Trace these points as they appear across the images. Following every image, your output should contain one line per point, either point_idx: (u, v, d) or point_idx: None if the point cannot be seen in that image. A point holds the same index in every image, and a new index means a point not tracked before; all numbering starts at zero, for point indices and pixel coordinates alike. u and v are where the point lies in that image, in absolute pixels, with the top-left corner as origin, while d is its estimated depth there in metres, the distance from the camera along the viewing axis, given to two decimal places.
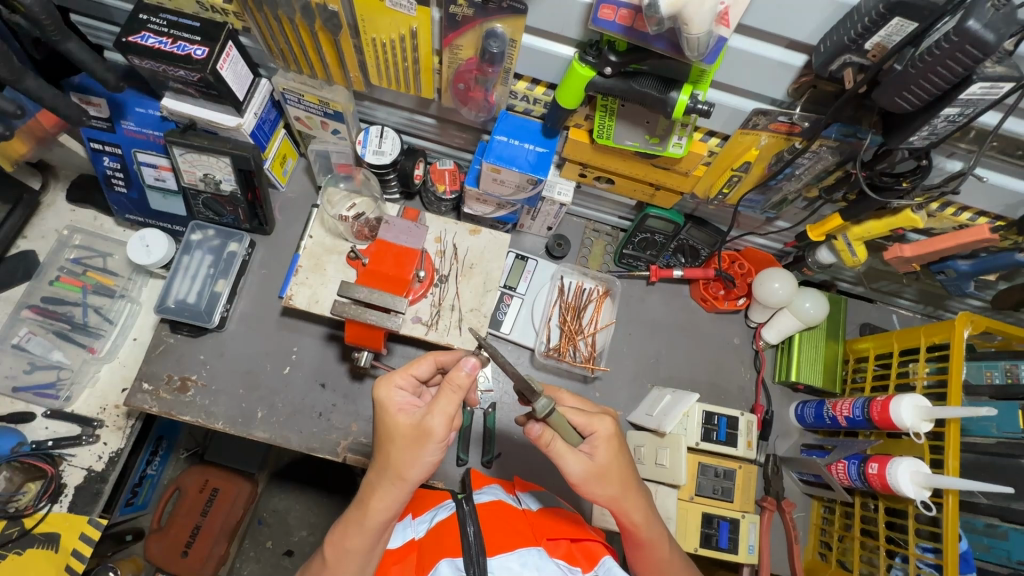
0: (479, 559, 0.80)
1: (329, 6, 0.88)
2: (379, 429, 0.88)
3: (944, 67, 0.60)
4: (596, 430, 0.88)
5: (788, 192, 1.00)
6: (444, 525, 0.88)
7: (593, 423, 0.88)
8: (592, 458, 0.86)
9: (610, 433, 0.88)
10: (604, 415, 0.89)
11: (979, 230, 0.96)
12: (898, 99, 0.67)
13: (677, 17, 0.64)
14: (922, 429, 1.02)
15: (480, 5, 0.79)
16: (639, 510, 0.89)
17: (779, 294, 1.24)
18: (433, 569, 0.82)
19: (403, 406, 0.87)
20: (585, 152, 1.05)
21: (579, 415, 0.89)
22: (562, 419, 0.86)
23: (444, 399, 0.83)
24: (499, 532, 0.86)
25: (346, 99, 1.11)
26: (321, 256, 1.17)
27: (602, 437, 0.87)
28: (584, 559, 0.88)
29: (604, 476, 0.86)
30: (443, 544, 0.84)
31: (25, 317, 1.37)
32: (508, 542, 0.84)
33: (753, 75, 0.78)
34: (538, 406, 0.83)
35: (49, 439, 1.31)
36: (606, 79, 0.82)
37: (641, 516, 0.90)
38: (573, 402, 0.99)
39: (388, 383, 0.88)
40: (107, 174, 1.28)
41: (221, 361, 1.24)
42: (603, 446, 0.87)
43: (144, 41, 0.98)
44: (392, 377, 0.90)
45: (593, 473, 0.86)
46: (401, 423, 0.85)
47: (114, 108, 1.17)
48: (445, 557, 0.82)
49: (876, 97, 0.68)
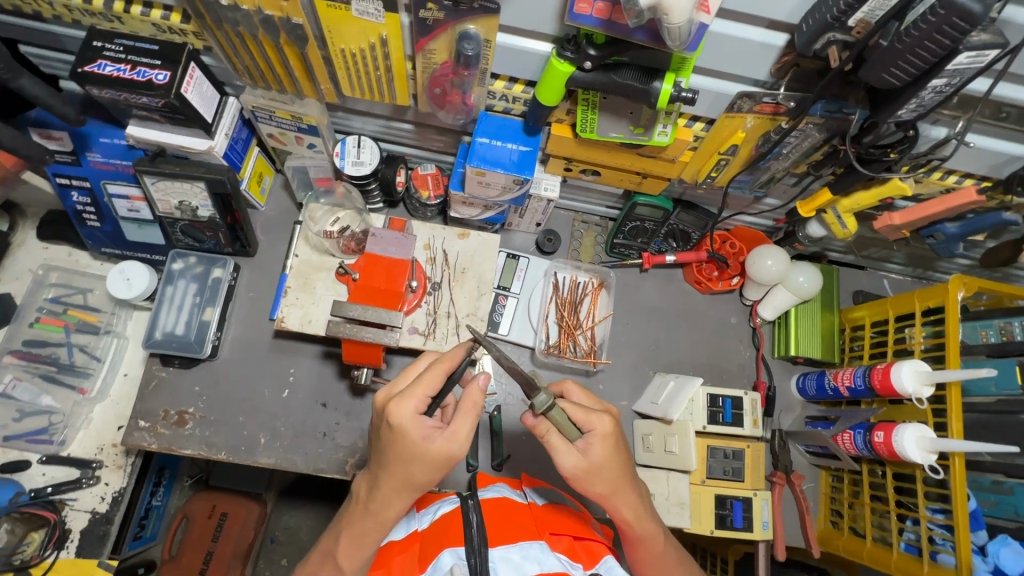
0: (482, 551, 0.82)
1: (293, 19, 0.84)
2: (393, 450, 0.82)
3: (932, 41, 0.59)
4: (594, 427, 0.85)
5: (776, 171, 0.99)
6: (447, 519, 0.88)
7: (591, 420, 0.85)
8: (586, 455, 0.83)
9: (607, 431, 0.85)
10: (604, 413, 0.86)
11: (966, 192, 0.96)
12: (886, 76, 0.66)
13: (657, 8, 0.63)
14: (923, 394, 1.03)
15: (451, 7, 0.77)
16: (631, 507, 0.88)
17: (772, 271, 1.25)
18: (435, 560, 0.83)
19: (424, 430, 0.81)
20: (568, 147, 1.03)
21: (579, 411, 0.86)
22: (563, 416, 0.85)
23: (464, 421, 0.82)
24: (502, 526, 0.87)
25: (319, 112, 1.07)
26: (309, 274, 1.16)
27: (599, 434, 0.84)
28: (585, 556, 0.88)
29: (596, 472, 0.84)
30: (445, 536, 0.85)
31: (8, 363, 1.33)
32: (510, 536, 0.85)
33: (735, 58, 0.77)
34: (536, 401, 0.85)
35: (49, 485, 1.29)
36: (586, 74, 0.79)
37: (633, 512, 0.88)
38: (578, 396, 0.96)
39: (408, 403, 0.81)
40: (78, 209, 1.24)
41: (217, 390, 1.22)
42: (599, 443, 0.84)
43: (101, 69, 0.94)
44: (410, 396, 0.82)
45: (586, 469, 0.83)
46: (425, 451, 0.80)
47: (77, 141, 1.13)
48: (447, 548, 0.83)
49: (864, 75, 0.66)
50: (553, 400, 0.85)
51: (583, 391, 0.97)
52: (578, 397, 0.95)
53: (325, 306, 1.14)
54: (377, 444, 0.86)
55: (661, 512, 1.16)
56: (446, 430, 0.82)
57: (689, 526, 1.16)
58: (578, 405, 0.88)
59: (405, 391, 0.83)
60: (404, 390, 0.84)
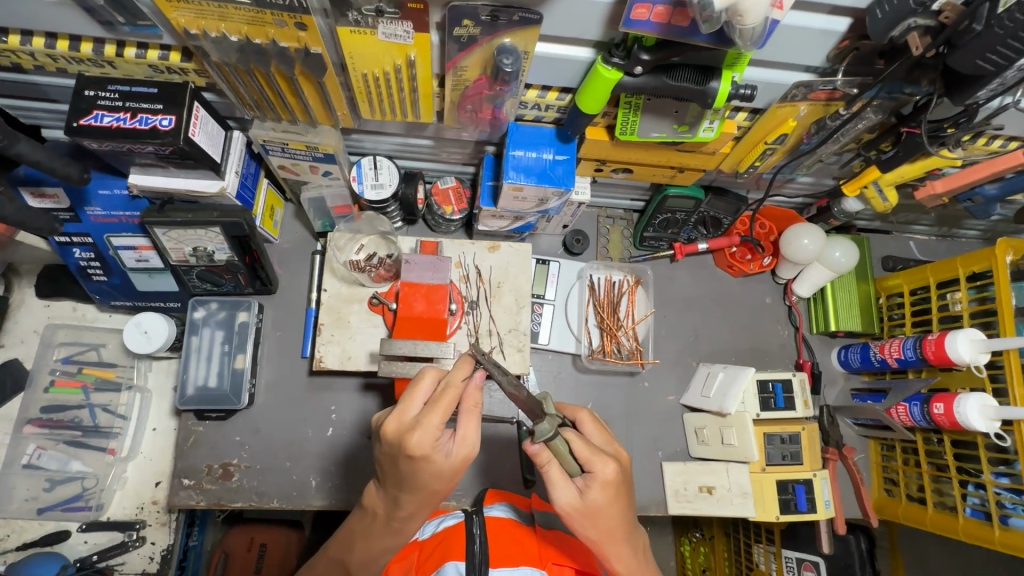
0: (482, 568, 0.81)
1: (311, 48, 0.78)
2: (412, 474, 0.78)
3: None
4: (595, 470, 0.78)
5: (823, 155, 0.97)
6: (451, 532, 0.90)
7: (593, 462, 0.78)
8: (582, 496, 0.78)
9: (609, 477, 0.78)
10: (609, 457, 0.78)
11: (1013, 156, 0.93)
12: (979, 61, 0.64)
13: (732, 10, 0.58)
14: (981, 361, 1.04)
15: (488, 22, 0.70)
16: (624, 559, 0.83)
17: (809, 249, 1.22)
18: (439, 569, 0.84)
19: (442, 447, 0.77)
20: (603, 149, 0.98)
21: (584, 447, 0.78)
22: (566, 447, 0.79)
23: (471, 423, 0.79)
24: (505, 547, 0.86)
25: (336, 139, 1.00)
26: (341, 308, 1.10)
27: (599, 479, 0.78)
28: None
29: (592, 515, 0.79)
30: (449, 548, 0.86)
31: (29, 432, 1.26)
32: (513, 558, 0.84)
33: (794, 48, 0.72)
34: (539, 428, 0.78)
35: (94, 553, 1.24)
36: (635, 78, 0.74)
37: (625, 564, 0.83)
38: (590, 427, 0.87)
39: (430, 432, 0.75)
40: (82, 266, 1.16)
41: (259, 438, 1.17)
42: (598, 487, 0.77)
43: (99, 121, 0.86)
44: (429, 424, 0.75)
45: (581, 510, 0.78)
46: (447, 466, 0.78)
47: (74, 196, 1.03)
48: (450, 560, 0.84)
49: (954, 63, 0.65)
50: (557, 428, 0.78)
51: (597, 424, 0.88)
52: (590, 429, 0.86)
53: (362, 340, 1.10)
54: (391, 469, 0.81)
55: (725, 503, 1.18)
56: (455, 434, 0.79)
57: (754, 514, 1.18)
58: (585, 439, 0.80)
59: (422, 418, 0.75)
60: (420, 415, 0.77)
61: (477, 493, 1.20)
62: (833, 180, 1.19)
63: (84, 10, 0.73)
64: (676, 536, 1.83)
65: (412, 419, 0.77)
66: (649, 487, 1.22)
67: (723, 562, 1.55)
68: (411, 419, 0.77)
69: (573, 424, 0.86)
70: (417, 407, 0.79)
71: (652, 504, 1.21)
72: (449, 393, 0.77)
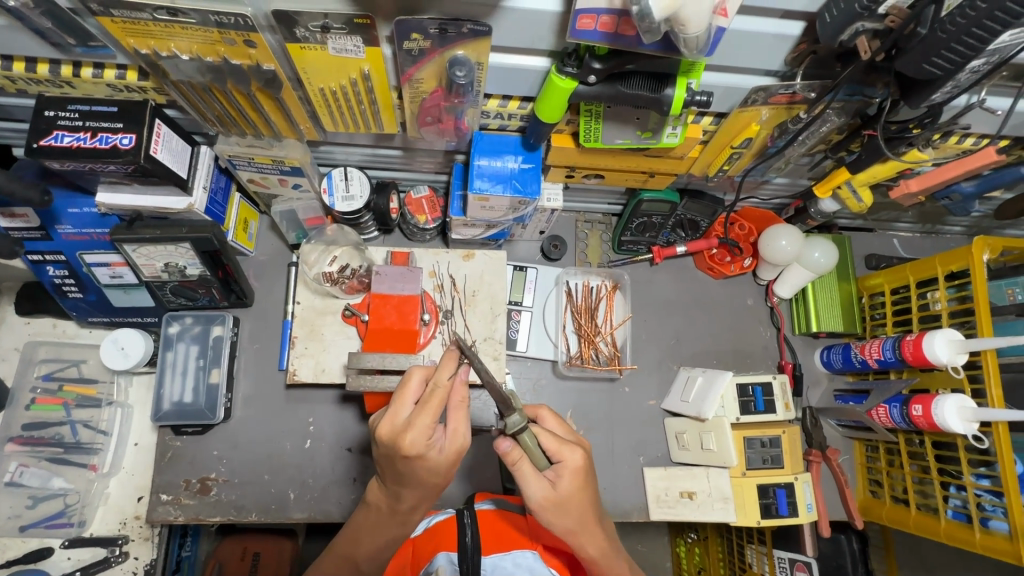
0: (474, 558, 0.85)
1: (265, 65, 0.77)
2: (407, 473, 0.78)
3: (974, 32, 0.57)
4: (564, 459, 0.79)
5: (792, 156, 0.98)
6: (441, 526, 0.91)
7: (562, 450, 0.79)
8: (554, 487, 0.77)
9: (579, 464, 0.79)
10: (576, 445, 0.80)
11: (986, 153, 0.91)
12: (925, 65, 0.63)
13: (673, 19, 0.57)
14: (958, 362, 1.02)
15: (437, 34, 0.70)
16: (596, 545, 0.82)
17: (787, 250, 1.20)
18: (431, 561, 0.87)
19: (436, 443, 0.77)
20: (570, 156, 0.98)
21: (550, 438, 0.79)
22: (534, 441, 0.78)
23: (462, 417, 0.79)
24: (496, 534, 0.88)
25: (301, 152, 1.00)
26: (314, 321, 1.10)
27: (569, 467, 0.78)
28: None
29: (563, 506, 0.77)
30: (441, 539, 0.88)
31: (11, 451, 1.26)
32: (503, 543, 0.87)
33: (748, 52, 0.71)
34: (510, 421, 0.76)
35: (77, 569, 1.24)
36: (590, 87, 0.74)
37: (599, 549, 0.82)
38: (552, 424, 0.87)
39: (422, 431, 0.74)
40: (57, 283, 1.16)
41: (237, 451, 1.17)
42: (568, 476, 0.78)
43: (59, 141, 0.85)
44: (421, 424, 0.75)
45: (554, 503, 0.77)
46: (441, 461, 0.78)
47: (44, 215, 1.03)
48: (442, 550, 0.87)
49: (900, 67, 0.65)
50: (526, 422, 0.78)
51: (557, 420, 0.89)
52: (552, 425, 0.87)
53: (335, 353, 1.09)
54: (390, 468, 0.81)
55: (706, 508, 1.17)
56: (447, 428, 0.79)
57: (735, 519, 1.16)
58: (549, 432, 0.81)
59: (414, 420, 0.75)
60: (411, 416, 0.76)
61: (458, 503, 1.20)
62: (808, 180, 1.17)
63: (35, 33, 0.73)
64: (671, 536, 1.82)
65: (405, 421, 0.77)
66: (631, 493, 1.22)
67: (716, 563, 1.54)
68: (404, 420, 0.77)
69: (535, 421, 0.86)
70: (409, 408, 0.78)
71: (634, 510, 1.21)
72: (437, 393, 0.76)
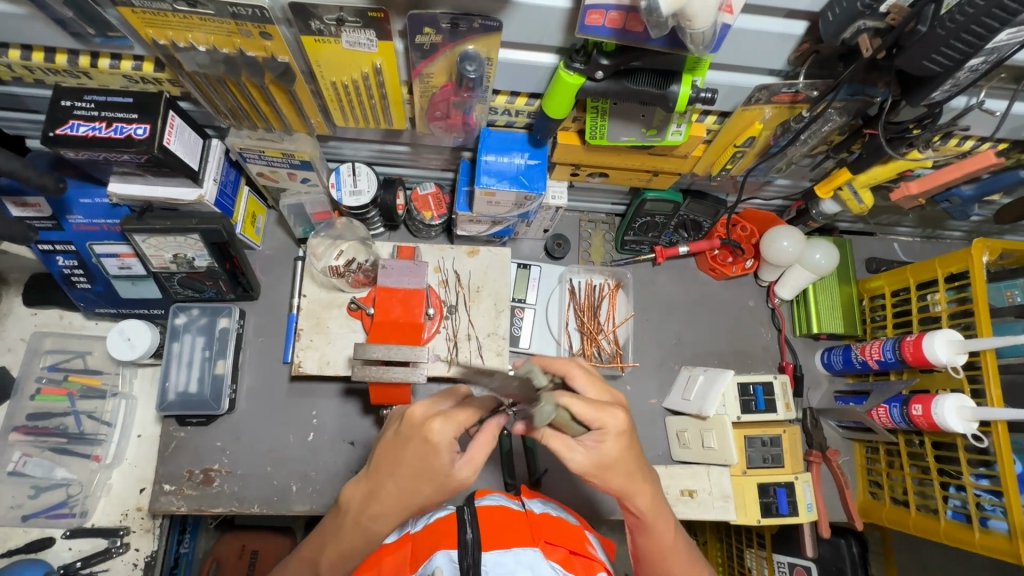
0: (475, 554, 0.80)
1: (279, 57, 0.79)
2: (410, 460, 0.80)
3: (970, 31, 0.59)
4: (607, 425, 0.76)
5: (793, 156, 0.99)
6: (442, 523, 0.87)
7: (604, 417, 0.76)
8: (595, 450, 0.76)
9: (620, 427, 0.76)
10: (617, 408, 0.76)
11: (984, 157, 0.92)
12: (926, 62, 0.65)
13: (680, 15, 0.59)
14: (958, 362, 1.03)
15: (449, 29, 0.72)
16: (645, 500, 0.82)
17: (789, 251, 1.22)
18: (429, 559, 0.82)
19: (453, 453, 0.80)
20: (575, 153, 0.99)
21: (588, 409, 0.75)
22: (567, 415, 0.76)
23: (483, 448, 0.82)
24: (497, 530, 0.85)
25: (311, 146, 1.02)
26: (320, 313, 1.11)
27: (612, 431, 0.76)
28: (581, 568, 0.84)
29: (610, 466, 0.77)
30: (441, 538, 0.84)
31: (15, 440, 1.27)
32: (504, 540, 0.83)
33: (751, 51, 0.73)
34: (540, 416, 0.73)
35: (78, 559, 1.25)
36: (597, 83, 0.76)
37: (647, 505, 0.83)
38: (584, 382, 0.84)
39: (450, 426, 0.78)
40: (66, 274, 1.17)
41: (240, 443, 1.18)
42: (612, 440, 0.76)
43: (75, 130, 0.87)
44: (455, 421, 0.79)
45: (599, 464, 0.77)
46: (446, 473, 0.80)
47: (56, 205, 1.04)
48: (442, 548, 0.82)
49: (902, 63, 0.67)
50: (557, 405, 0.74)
51: (588, 374, 0.85)
52: (584, 384, 0.83)
53: (341, 345, 1.10)
54: (391, 453, 0.83)
55: (706, 507, 1.16)
56: (465, 453, 0.82)
57: (735, 518, 1.16)
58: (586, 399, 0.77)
59: (450, 413, 0.80)
60: (448, 410, 0.81)
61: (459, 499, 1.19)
62: (810, 182, 1.19)
63: (55, 23, 0.75)
64: None
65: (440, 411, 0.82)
66: None
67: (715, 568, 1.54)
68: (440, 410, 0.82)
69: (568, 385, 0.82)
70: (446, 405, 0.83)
71: None
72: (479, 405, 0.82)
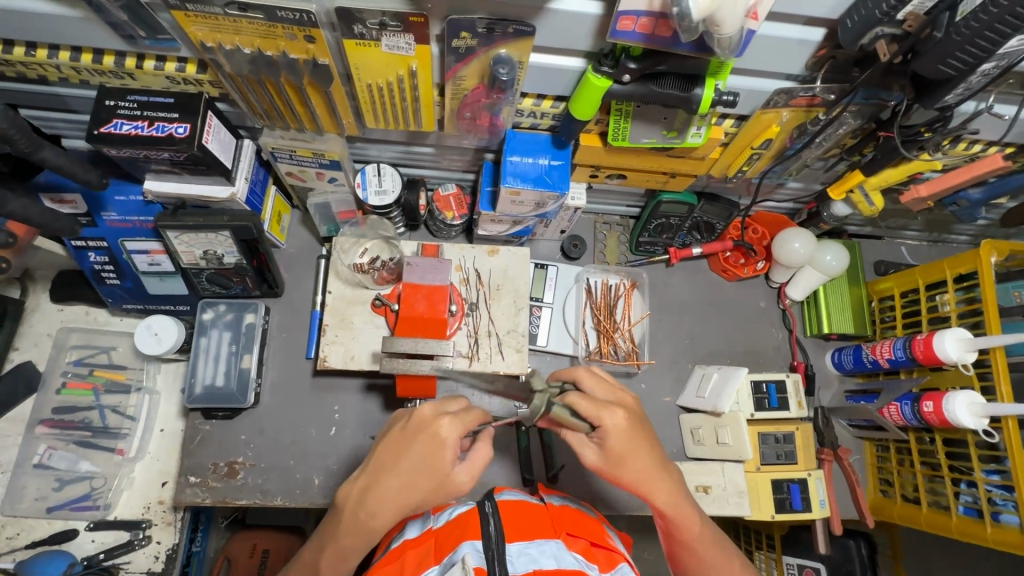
0: (500, 545, 0.80)
1: (319, 60, 0.83)
2: (414, 455, 0.80)
3: (983, 37, 0.63)
4: (606, 424, 0.81)
5: (807, 159, 1.03)
6: (465, 516, 0.86)
7: (601, 416, 0.81)
8: (604, 447, 0.83)
9: (620, 425, 0.81)
10: (615, 407, 0.81)
11: (993, 160, 0.95)
12: (941, 66, 0.69)
13: (709, 20, 0.62)
14: (968, 360, 1.06)
15: (484, 34, 0.75)
16: (664, 495, 0.85)
17: (801, 253, 1.25)
18: (454, 551, 0.80)
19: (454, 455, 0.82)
20: (597, 155, 1.02)
21: (585, 407, 0.81)
22: (566, 411, 0.85)
23: (481, 457, 0.85)
24: (521, 523, 0.86)
25: (341, 147, 1.05)
26: (345, 310, 1.14)
27: (612, 429, 0.81)
28: (602, 560, 0.84)
29: (621, 461, 0.82)
30: (464, 530, 0.83)
31: (40, 433, 1.29)
32: (528, 532, 0.84)
33: (771, 57, 0.77)
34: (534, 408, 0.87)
35: (100, 552, 1.26)
36: (624, 86, 0.79)
37: (666, 500, 0.86)
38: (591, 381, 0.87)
39: (459, 426, 0.82)
40: (96, 270, 1.20)
41: (263, 437, 1.20)
42: (613, 438, 0.81)
43: (118, 129, 0.90)
44: (463, 423, 0.83)
45: (610, 460, 0.83)
46: (446, 476, 0.81)
47: (91, 202, 1.08)
48: (466, 539, 0.81)
49: (918, 67, 0.70)
50: (548, 401, 0.87)
51: (597, 376, 0.88)
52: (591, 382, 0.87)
53: (365, 341, 1.13)
54: (393, 450, 0.82)
55: (721, 502, 1.18)
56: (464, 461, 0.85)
57: (750, 513, 1.18)
58: (587, 397, 0.82)
59: (459, 414, 0.84)
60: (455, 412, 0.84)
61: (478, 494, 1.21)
62: (822, 185, 1.23)
63: (108, 25, 0.79)
64: None
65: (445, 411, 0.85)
66: None
67: None
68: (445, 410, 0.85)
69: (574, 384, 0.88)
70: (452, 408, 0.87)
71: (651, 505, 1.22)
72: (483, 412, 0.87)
